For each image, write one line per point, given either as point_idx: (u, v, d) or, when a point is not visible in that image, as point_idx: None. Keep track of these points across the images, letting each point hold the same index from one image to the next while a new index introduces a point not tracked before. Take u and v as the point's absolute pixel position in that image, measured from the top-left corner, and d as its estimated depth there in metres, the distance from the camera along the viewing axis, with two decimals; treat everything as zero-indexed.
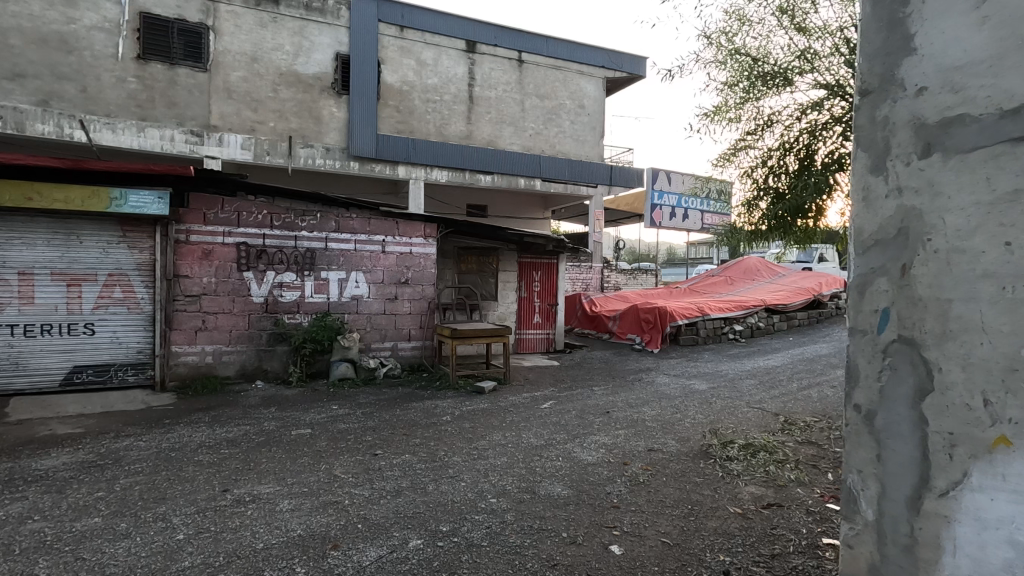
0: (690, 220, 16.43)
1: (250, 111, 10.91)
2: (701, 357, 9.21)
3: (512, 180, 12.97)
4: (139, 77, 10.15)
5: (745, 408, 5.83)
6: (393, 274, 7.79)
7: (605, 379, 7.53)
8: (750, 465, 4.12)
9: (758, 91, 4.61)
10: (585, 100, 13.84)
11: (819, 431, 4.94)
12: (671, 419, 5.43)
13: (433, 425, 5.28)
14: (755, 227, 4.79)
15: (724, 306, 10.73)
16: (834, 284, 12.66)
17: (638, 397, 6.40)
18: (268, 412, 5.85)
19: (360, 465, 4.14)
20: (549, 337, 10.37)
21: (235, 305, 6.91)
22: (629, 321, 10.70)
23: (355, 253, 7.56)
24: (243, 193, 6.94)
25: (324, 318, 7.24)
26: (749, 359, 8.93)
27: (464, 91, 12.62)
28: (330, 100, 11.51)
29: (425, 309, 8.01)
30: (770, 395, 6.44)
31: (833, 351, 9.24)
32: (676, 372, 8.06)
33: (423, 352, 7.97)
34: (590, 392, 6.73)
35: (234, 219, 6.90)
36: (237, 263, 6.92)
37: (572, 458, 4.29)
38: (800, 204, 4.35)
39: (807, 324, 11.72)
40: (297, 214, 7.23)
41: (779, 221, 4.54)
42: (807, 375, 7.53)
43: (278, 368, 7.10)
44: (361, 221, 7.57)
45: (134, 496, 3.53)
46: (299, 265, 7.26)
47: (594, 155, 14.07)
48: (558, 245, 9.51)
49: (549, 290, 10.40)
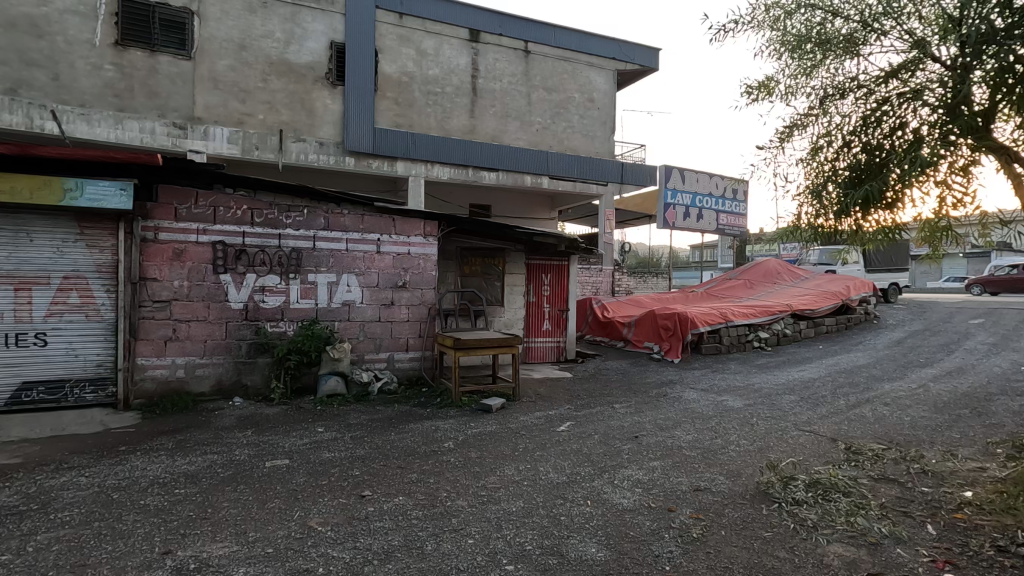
0: (705, 220, 15.39)
1: (238, 102, 10.15)
2: (727, 368, 8.41)
3: (519, 178, 12.22)
4: (117, 65, 9.40)
5: (795, 432, 5.03)
6: (389, 278, 7.01)
7: (626, 395, 6.73)
8: (827, 513, 3.31)
9: (815, 59, 3.87)
10: (594, 94, 13.08)
11: (893, 464, 4.13)
12: (712, 447, 4.62)
13: (432, 454, 4.49)
14: (821, 221, 3.94)
15: (748, 311, 9.94)
16: (864, 287, 11.83)
17: (666, 417, 5.61)
18: (243, 437, 5.07)
19: (343, 513, 3.34)
20: (560, 345, 9.57)
21: (209, 313, 6.12)
22: (645, 328, 9.90)
23: (347, 253, 6.78)
24: (220, 187, 6.18)
25: (313, 326, 6.46)
26: (781, 370, 8.13)
27: (467, 83, 11.86)
28: (324, 91, 10.75)
29: (425, 316, 7.22)
30: (819, 415, 5.63)
31: (873, 362, 8.42)
32: (703, 386, 7.25)
33: (422, 364, 7.18)
34: (611, 411, 5.93)
35: (210, 215, 6.13)
36: (213, 264, 6.14)
37: (603, 502, 3.49)
38: (884, 189, 3.52)
39: (836, 331, 10.91)
40: (281, 209, 6.46)
41: (853, 212, 3.70)
42: (853, 390, 6.71)
43: (259, 383, 6.32)
44: (354, 218, 6.81)
45: (45, 562, 2.73)
46: (284, 267, 6.49)
47: (604, 151, 13.29)
48: (571, 246, 8.73)
49: (559, 295, 9.60)
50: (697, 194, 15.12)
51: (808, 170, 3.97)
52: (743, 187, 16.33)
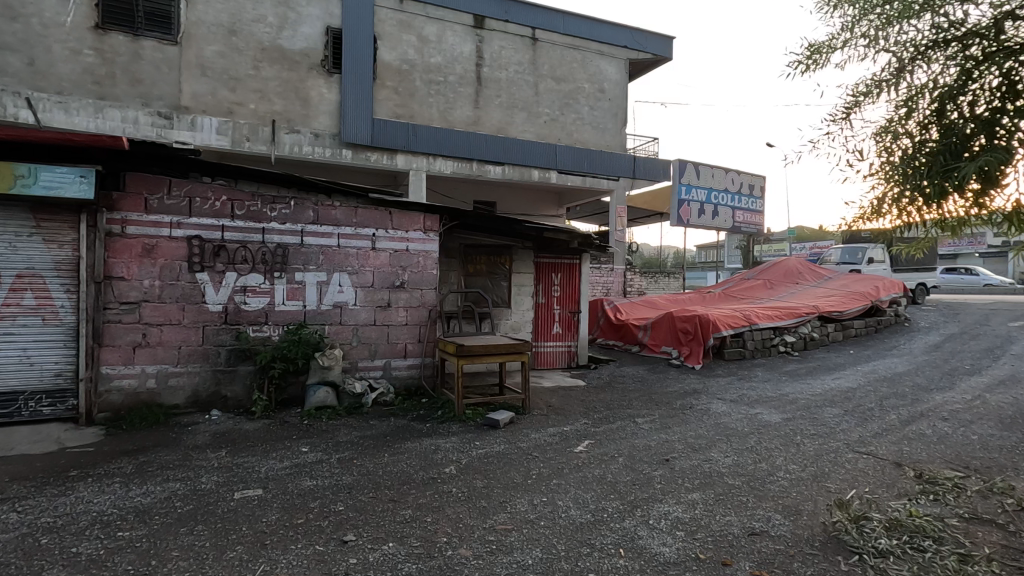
0: (721, 216, 14.67)
1: (227, 91, 9.53)
2: (754, 375, 7.74)
3: (525, 172, 11.55)
4: (98, 49, 8.79)
5: (851, 455, 4.36)
6: (385, 277, 6.36)
7: (648, 407, 6.07)
8: (923, 570, 2.64)
9: (896, 11, 3.29)
10: (605, 84, 12.42)
11: (983, 499, 3.45)
12: (758, 475, 3.95)
13: (431, 483, 3.84)
14: (912, 210, 3.16)
15: (773, 314, 9.25)
16: (894, 288, 11.09)
17: (698, 435, 4.95)
18: (215, 459, 4.42)
19: (318, 568, 2.68)
20: (571, 350, 8.91)
21: (184, 316, 5.49)
22: (663, 331, 9.24)
23: (338, 250, 6.14)
24: (196, 175, 5.55)
25: (300, 331, 5.81)
26: (815, 377, 7.45)
27: (471, 71, 11.21)
28: (320, 79, 10.12)
29: (425, 319, 6.57)
30: (872, 432, 4.96)
31: (913, 369, 7.73)
32: (732, 396, 6.59)
33: (422, 372, 6.52)
34: (634, 426, 5.26)
35: (185, 207, 5.49)
36: (188, 261, 5.50)
37: (640, 551, 2.83)
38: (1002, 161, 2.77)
39: (865, 334, 10.22)
40: (265, 201, 5.82)
41: (955, 195, 2.95)
42: (902, 402, 6.03)
43: (240, 394, 5.68)
44: (346, 211, 6.16)
45: None
46: (268, 265, 5.84)
47: (616, 144, 12.61)
48: (584, 242, 8.06)
49: (570, 296, 8.92)
50: (713, 189, 14.43)
51: (882, 145, 3.28)
52: (759, 183, 15.64)
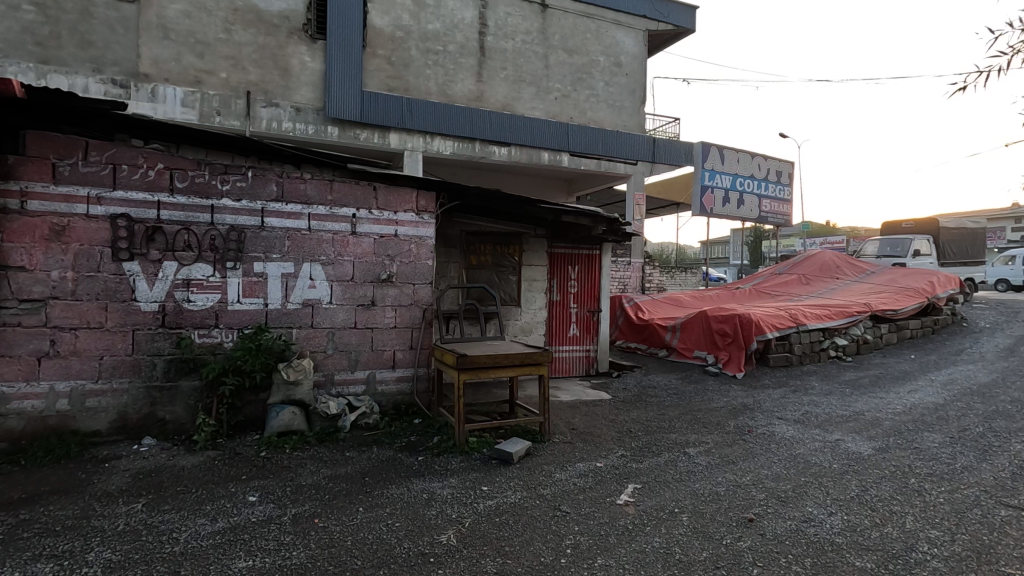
0: (747, 206, 13.43)
1: (194, 57, 8.25)
2: (811, 387, 6.50)
3: (534, 155, 10.24)
4: (40, 5, 7.52)
5: (1006, 514, 3.12)
6: (369, 269, 5.14)
7: (697, 430, 4.88)
8: None
9: None
10: (621, 58, 11.11)
11: None
12: (894, 552, 2.72)
13: (421, 564, 2.63)
14: None
15: (822, 313, 8.04)
16: (950, 284, 9.84)
17: (777, 477, 3.73)
18: (126, 516, 3.21)
19: None
20: (590, 355, 7.70)
21: (107, 319, 4.27)
22: (695, 333, 8.03)
23: (309, 235, 4.91)
24: (124, 137, 4.34)
25: (258, 336, 4.60)
26: (887, 390, 6.22)
27: (473, 41, 9.91)
28: (301, 46, 8.83)
29: (419, 321, 5.36)
30: (1008, 472, 3.75)
31: (1000, 379, 6.51)
32: (796, 416, 5.36)
33: (415, 387, 5.30)
34: (688, 464, 4.03)
35: (109, 176, 4.27)
36: (113, 246, 4.28)
37: None
38: None
39: (922, 336, 8.98)
40: (214, 171, 4.59)
41: None
42: (1016, 425, 4.81)
43: (183, 416, 4.46)
44: (318, 185, 4.94)
45: None
46: (219, 253, 4.62)
47: (634, 125, 11.25)
48: (610, 229, 6.82)
49: (589, 292, 7.69)
50: (738, 176, 13.17)
51: None
52: (788, 170, 14.39)
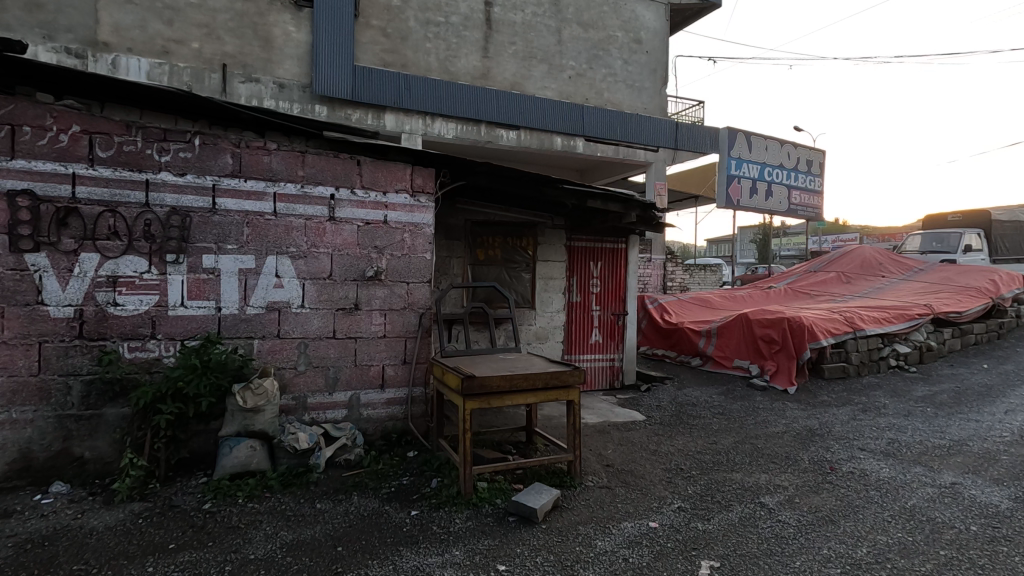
0: (775, 197, 12.35)
1: (161, 25, 6.66)
2: (884, 406, 5.45)
3: (546, 139, 8.88)
4: None
5: None
6: (351, 264, 4.12)
7: (771, 472, 3.80)
8: None
9: None
10: (641, 33, 9.82)
11: None
12: None
13: None
14: None
15: (879, 316, 7.00)
16: (1012, 282, 8.80)
17: (908, 552, 2.68)
18: None
19: None
20: (614, 365, 6.67)
21: (5, 328, 3.27)
22: (735, 340, 6.99)
23: (273, 220, 3.89)
24: (27, 90, 3.32)
25: (205, 352, 3.56)
26: (979, 410, 5.17)
27: (478, 12, 8.49)
28: (285, 13, 7.24)
29: (414, 328, 4.32)
30: None
31: None
32: (882, 447, 4.30)
33: (409, 411, 4.28)
34: (774, 526, 2.98)
35: (6, 140, 3.26)
36: (11, 232, 3.28)
37: None
38: None
39: (987, 341, 7.93)
40: (150, 137, 3.57)
41: None
42: None
43: (107, 454, 3.46)
44: (286, 158, 3.92)
45: None
46: (156, 241, 3.60)
47: (655, 108, 10.01)
48: (641, 217, 5.74)
49: (613, 292, 6.65)
50: (766, 165, 12.11)
51: None
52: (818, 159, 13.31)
